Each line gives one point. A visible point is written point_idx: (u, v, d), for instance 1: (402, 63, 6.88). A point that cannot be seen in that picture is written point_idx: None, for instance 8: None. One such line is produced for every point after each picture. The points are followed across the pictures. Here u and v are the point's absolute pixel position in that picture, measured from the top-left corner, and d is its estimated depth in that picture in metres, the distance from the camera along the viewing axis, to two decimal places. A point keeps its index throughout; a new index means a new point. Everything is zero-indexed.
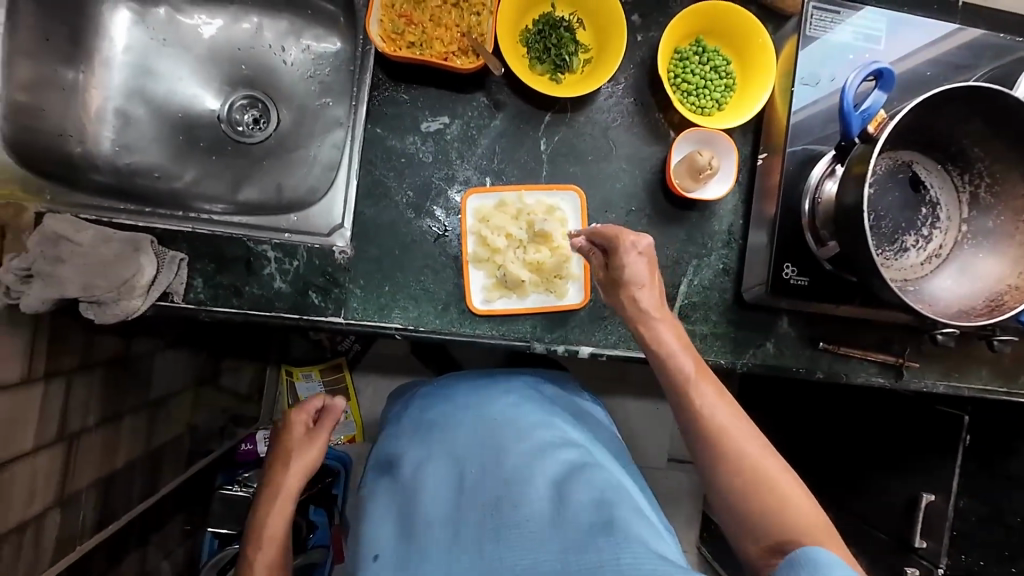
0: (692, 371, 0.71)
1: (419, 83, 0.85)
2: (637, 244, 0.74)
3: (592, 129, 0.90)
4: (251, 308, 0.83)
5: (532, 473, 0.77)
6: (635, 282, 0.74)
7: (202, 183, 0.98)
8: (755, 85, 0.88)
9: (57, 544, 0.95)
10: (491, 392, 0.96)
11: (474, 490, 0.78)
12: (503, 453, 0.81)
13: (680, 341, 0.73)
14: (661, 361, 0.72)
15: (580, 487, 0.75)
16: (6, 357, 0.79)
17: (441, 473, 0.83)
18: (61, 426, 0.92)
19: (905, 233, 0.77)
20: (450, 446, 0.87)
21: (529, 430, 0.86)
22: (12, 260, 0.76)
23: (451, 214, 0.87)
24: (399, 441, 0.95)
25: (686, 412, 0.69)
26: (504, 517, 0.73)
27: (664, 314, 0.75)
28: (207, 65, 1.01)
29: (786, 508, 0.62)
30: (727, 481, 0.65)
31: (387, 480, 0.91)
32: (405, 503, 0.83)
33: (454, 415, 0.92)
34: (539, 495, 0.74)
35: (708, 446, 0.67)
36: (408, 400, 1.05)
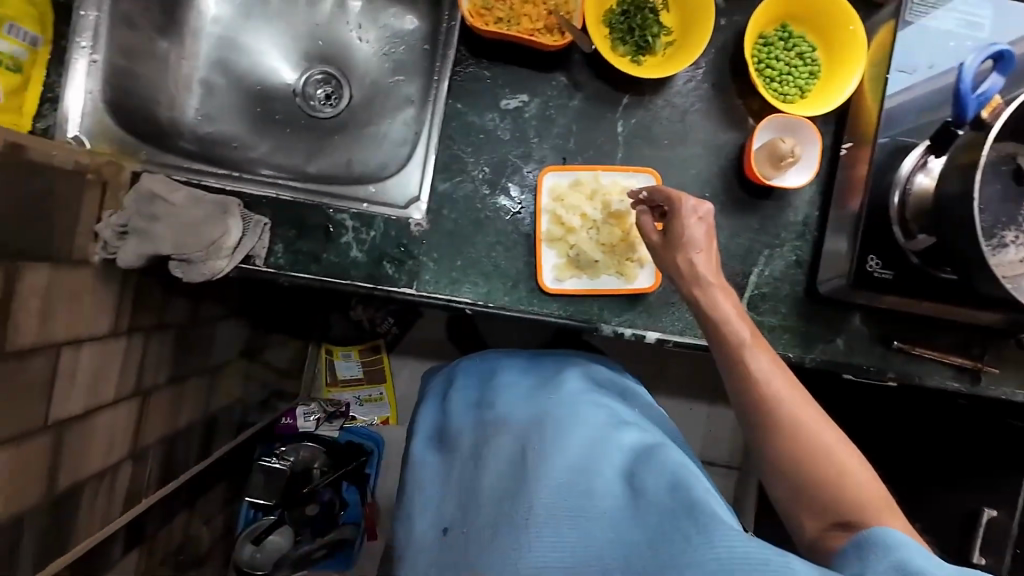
0: (748, 337, 0.71)
1: (501, 60, 0.86)
2: (693, 206, 0.75)
3: (670, 113, 0.89)
4: (328, 275, 0.85)
5: (594, 453, 0.73)
6: (691, 245, 0.75)
7: (278, 154, 1.01)
8: (842, 73, 0.86)
9: (127, 494, 0.98)
10: (536, 369, 0.94)
11: (532, 463, 0.73)
12: (560, 427, 0.78)
13: (738, 311, 0.73)
14: (718, 329, 0.72)
15: (644, 465, 0.71)
16: (99, 309, 0.82)
17: (495, 446, 0.79)
18: (138, 382, 0.95)
19: (1006, 228, 0.73)
20: (501, 421, 0.83)
21: (580, 404, 0.83)
22: (109, 216, 0.79)
23: (526, 192, 0.87)
24: (445, 416, 0.94)
25: (752, 391, 0.68)
26: (569, 491, 0.68)
27: (721, 280, 0.74)
28: (287, 40, 1.04)
29: (849, 480, 0.62)
30: (796, 461, 0.64)
31: (438, 454, 0.89)
32: (462, 476, 0.81)
33: (499, 388, 0.91)
34: (603, 472, 0.71)
35: (776, 422, 0.65)
36: (448, 372, 1.03)
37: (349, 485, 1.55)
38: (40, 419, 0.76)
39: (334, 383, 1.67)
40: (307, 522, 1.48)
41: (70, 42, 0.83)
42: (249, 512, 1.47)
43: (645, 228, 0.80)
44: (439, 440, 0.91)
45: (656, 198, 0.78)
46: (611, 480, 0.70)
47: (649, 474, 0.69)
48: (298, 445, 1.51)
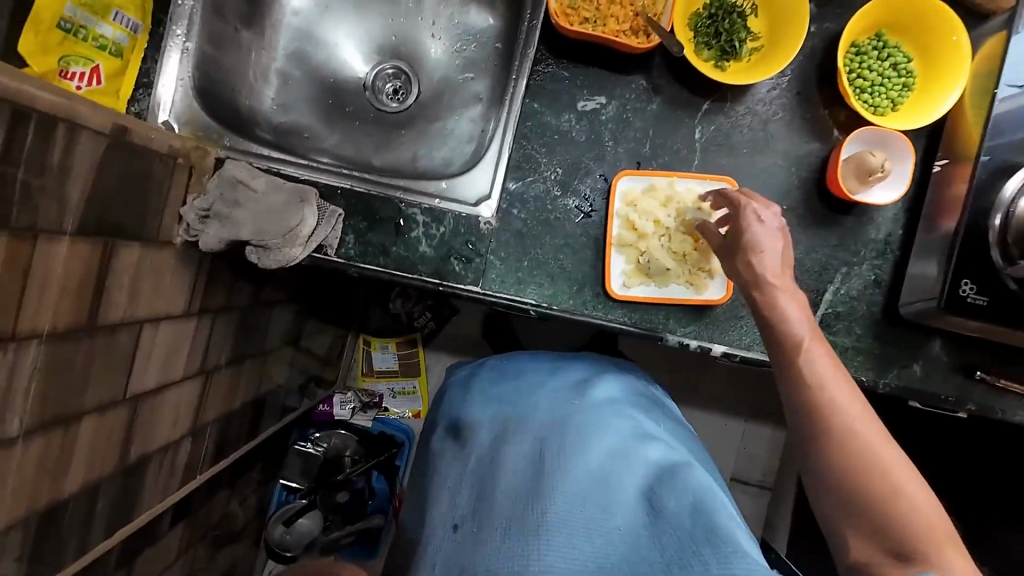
0: (809, 340, 0.65)
1: (582, 61, 0.85)
2: (763, 211, 0.72)
3: (751, 121, 0.87)
4: (396, 268, 0.85)
5: (617, 466, 0.73)
6: (758, 247, 0.71)
7: (347, 146, 1.02)
8: (938, 87, 0.82)
9: (185, 469, 1.01)
10: (567, 373, 0.92)
11: (555, 471, 0.72)
12: (584, 436, 0.77)
13: (801, 311, 0.68)
14: (773, 329, 0.68)
15: (667, 485, 0.70)
16: (176, 289, 0.85)
17: (518, 449, 0.77)
18: (203, 361, 0.97)
19: None
20: (524, 422, 0.82)
21: (609, 415, 0.81)
22: (193, 200, 0.81)
23: (597, 196, 0.86)
24: (467, 408, 0.91)
25: (804, 393, 0.63)
26: (590, 504, 0.68)
27: (784, 279, 0.70)
28: (360, 34, 1.05)
29: (904, 504, 0.55)
30: (844, 475, 0.58)
31: (456, 446, 0.86)
32: (480, 474, 0.78)
33: (528, 389, 0.89)
34: (624, 489, 0.71)
35: (827, 429, 0.60)
36: (475, 366, 1.01)
37: (380, 475, 1.57)
38: (119, 391, 0.78)
39: (370, 373, 1.72)
40: (336, 510, 1.51)
41: (166, 29, 0.85)
42: (282, 495, 1.51)
43: (708, 230, 0.79)
44: (457, 432, 0.89)
45: (724, 200, 0.77)
46: (631, 498, 0.70)
47: (673, 494, 0.68)
48: (332, 432, 1.57)
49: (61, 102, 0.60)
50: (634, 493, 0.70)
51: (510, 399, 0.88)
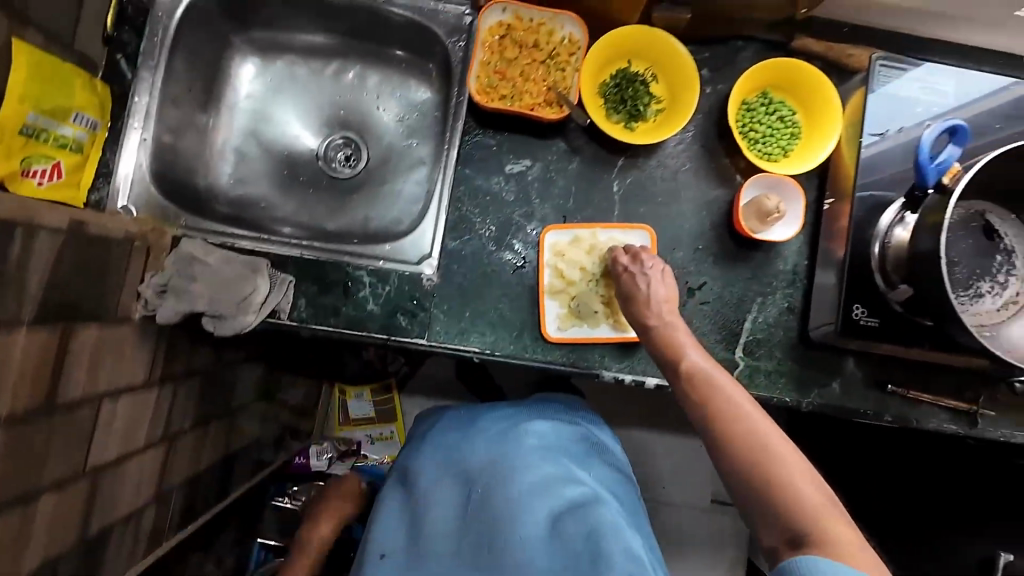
0: (691, 358, 0.79)
1: (506, 129, 0.95)
2: (630, 264, 0.87)
3: (662, 173, 0.96)
4: (346, 327, 0.91)
5: (533, 501, 0.83)
6: (637, 296, 0.85)
7: (301, 213, 1.10)
8: (818, 136, 0.94)
9: (150, 537, 1.02)
10: (511, 420, 0.97)
11: (478, 510, 0.85)
12: (512, 474, 0.87)
13: (690, 341, 0.81)
14: (670, 357, 0.81)
15: (574, 518, 0.81)
16: (136, 361, 0.89)
17: (452, 488, 0.89)
18: (166, 428, 1.01)
19: (981, 280, 0.78)
20: (462, 465, 0.91)
21: (537, 458, 0.89)
22: (151, 277, 0.87)
23: (529, 248, 0.94)
24: (418, 451, 0.99)
25: (703, 408, 0.75)
26: (503, 537, 0.81)
27: (671, 318, 0.83)
28: (309, 109, 1.13)
29: (794, 491, 0.65)
30: (742, 472, 0.69)
31: (402, 486, 0.95)
32: (416, 510, 0.90)
33: (471, 436, 0.95)
34: (535, 521, 0.81)
35: (724, 437, 0.71)
36: (431, 418, 1.06)
37: None
38: (79, 465, 0.81)
39: (347, 421, 1.71)
40: None
41: (125, 124, 0.94)
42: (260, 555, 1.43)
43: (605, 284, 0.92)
44: (407, 473, 0.97)
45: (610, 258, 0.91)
46: (542, 528, 0.81)
47: (574, 525, 0.80)
48: (311, 485, 1.54)
49: (20, 207, 0.67)
50: (545, 525, 0.81)
51: (454, 447, 0.95)
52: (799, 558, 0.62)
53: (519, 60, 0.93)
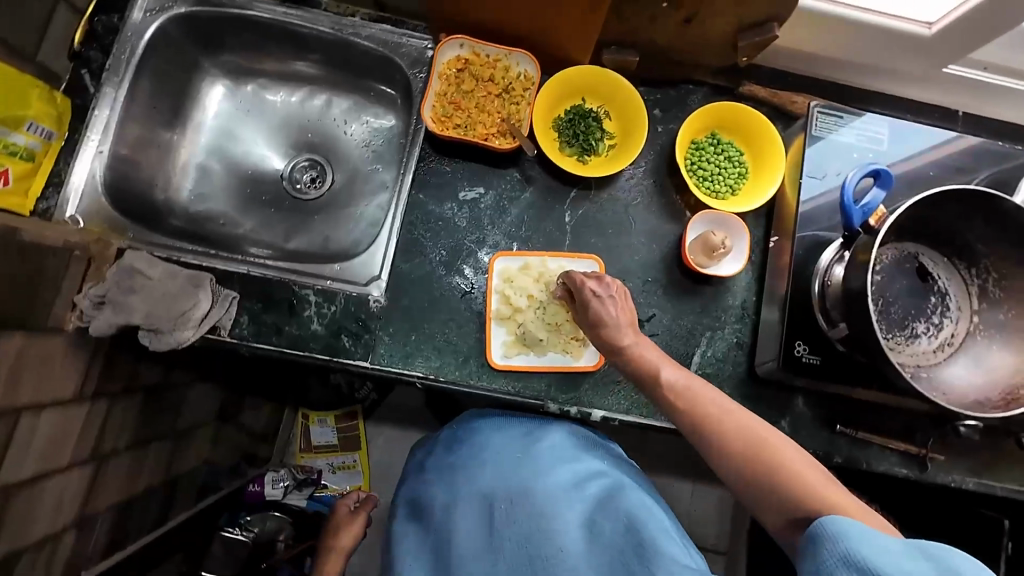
0: (665, 370, 0.75)
1: (461, 157, 0.97)
2: (597, 287, 0.80)
3: (614, 205, 0.98)
4: (287, 346, 0.90)
5: (561, 507, 0.79)
6: (605, 319, 0.79)
7: (260, 231, 1.10)
8: (764, 176, 0.97)
9: (67, 565, 0.95)
10: (513, 431, 0.90)
11: (508, 528, 0.78)
12: (532, 488, 0.81)
13: (660, 356, 0.77)
14: (647, 376, 0.76)
15: (606, 515, 0.79)
16: (66, 374, 0.86)
17: (470, 513, 0.81)
18: (96, 446, 0.96)
19: (916, 320, 0.79)
20: (474, 487, 0.84)
21: (553, 464, 0.84)
22: (89, 288, 0.86)
23: (479, 274, 0.94)
24: (423, 480, 0.91)
25: (691, 416, 0.71)
26: (541, 552, 0.75)
27: (635, 334, 0.79)
28: (278, 132, 1.16)
29: (803, 481, 0.62)
30: (743, 472, 0.65)
31: (416, 520, 0.87)
32: (438, 544, 0.82)
33: (476, 455, 0.87)
34: (569, 527, 0.77)
35: (717, 442, 0.68)
36: (428, 443, 0.99)
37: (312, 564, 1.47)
38: None
39: (308, 449, 1.68)
40: None
41: (81, 136, 0.95)
42: None
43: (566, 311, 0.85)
44: (417, 505, 0.89)
45: (571, 285, 0.83)
46: (577, 532, 0.77)
47: (608, 521, 0.78)
48: (265, 515, 1.47)
49: None
50: (579, 529, 0.78)
51: (460, 470, 0.87)
52: (822, 520, 0.56)
53: (476, 93, 0.97)
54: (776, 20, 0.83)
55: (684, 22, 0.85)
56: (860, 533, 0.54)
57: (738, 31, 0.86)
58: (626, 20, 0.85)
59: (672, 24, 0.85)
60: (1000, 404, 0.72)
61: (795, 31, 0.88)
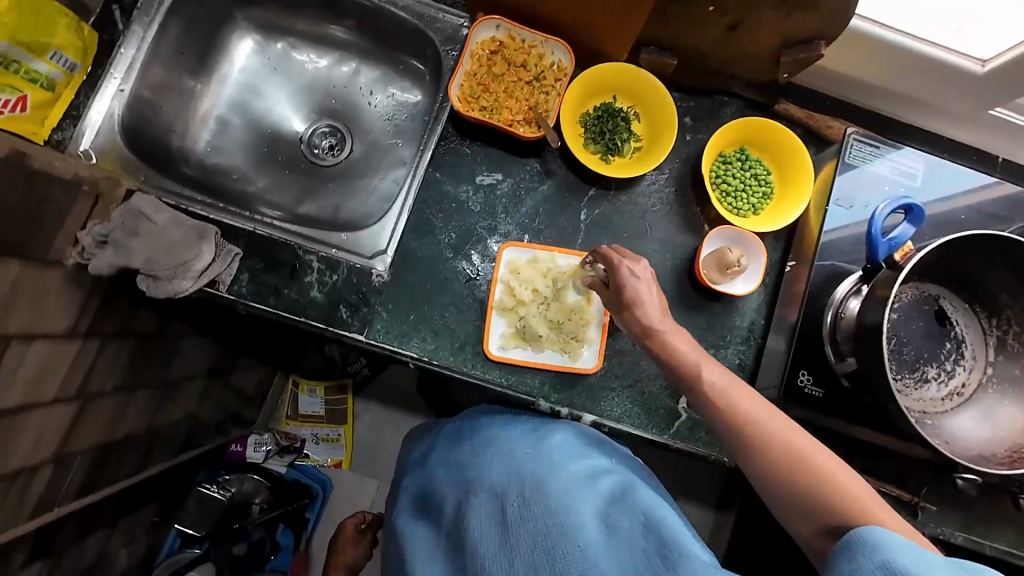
0: (707, 370, 0.70)
1: (482, 140, 0.95)
2: (623, 266, 0.78)
3: (632, 209, 0.96)
4: (284, 309, 0.89)
5: (574, 498, 0.69)
6: (642, 303, 0.75)
7: (271, 191, 1.08)
8: (790, 199, 0.94)
9: (41, 500, 0.94)
10: (519, 429, 0.82)
11: (522, 526, 0.67)
12: (541, 478, 0.72)
13: (699, 354, 0.72)
14: (683, 373, 0.72)
15: (623, 510, 0.70)
16: (60, 309, 0.85)
17: (477, 506, 0.71)
18: (82, 385, 0.95)
19: (927, 364, 0.77)
20: (481, 478, 0.74)
21: (564, 460, 0.75)
22: (93, 226, 0.85)
23: (486, 262, 0.92)
24: (428, 476, 0.82)
25: (727, 420, 0.67)
26: (555, 550, 0.65)
27: (675, 327, 0.75)
28: (303, 94, 1.14)
29: (839, 483, 0.59)
30: (777, 479, 0.62)
31: (423, 518, 0.78)
32: (451, 544, 0.72)
33: (484, 450, 0.79)
34: (588, 524, 0.66)
35: (752, 448, 0.64)
36: (430, 439, 0.92)
37: (285, 527, 1.47)
38: None
39: (294, 416, 1.67)
40: (230, 562, 1.37)
41: (104, 73, 0.94)
42: (174, 543, 1.38)
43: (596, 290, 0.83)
44: (424, 504, 0.80)
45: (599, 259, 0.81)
46: (592, 525, 0.67)
47: (626, 516, 0.68)
48: (243, 476, 1.46)
49: None
50: (594, 522, 0.67)
51: (466, 464, 0.78)
52: (858, 530, 0.53)
53: (506, 77, 0.95)
54: (823, 39, 0.80)
55: (729, 31, 0.82)
56: (903, 545, 0.50)
57: (782, 47, 0.83)
58: (668, 21, 0.83)
59: (716, 30, 0.82)
60: (1005, 461, 0.69)
61: (841, 52, 0.85)
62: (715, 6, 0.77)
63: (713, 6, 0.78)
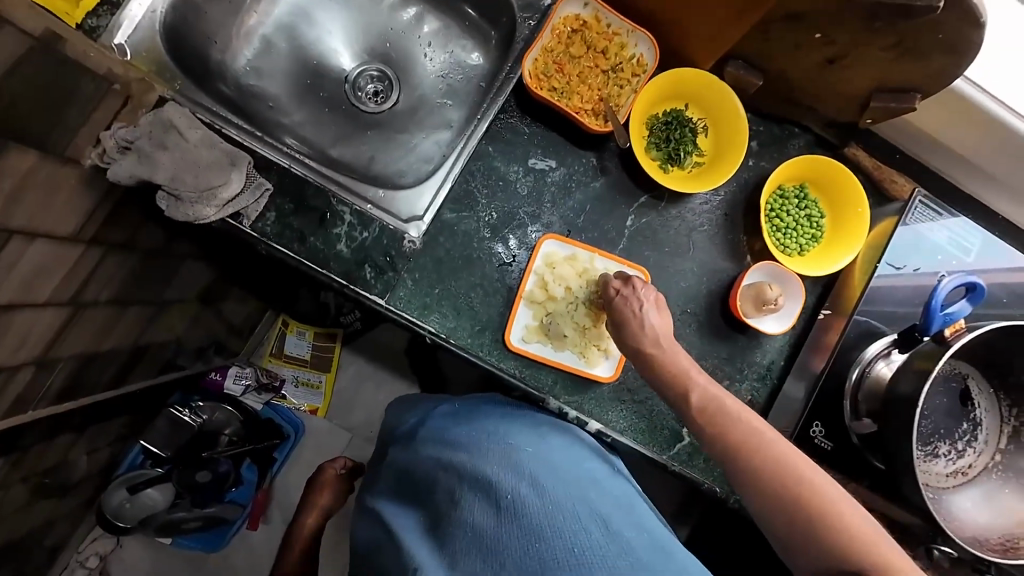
0: (697, 376, 0.72)
1: (543, 122, 0.90)
2: (621, 287, 0.80)
3: (679, 225, 0.93)
4: (307, 258, 0.84)
5: (573, 500, 0.67)
6: (627, 322, 0.78)
7: (306, 127, 1.02)
8: (838, 247, 0.92)
9: (15, 399, 0.90)
10: (518, 423, 0.80)
11: (518, 523, 0.63)
12: (540, 476, 0.69)
13: (692, 364, 0.74)
14: (675, 379, 0.73)
15: (625, 521, 0.67)
16: (69, 210, 0.79)
17: (470, 496, 0.67)
18: (78, 291, 0.90)
19: (940, 440, 0.77)
20: (474, 466, 0.70)
21: (564, 465, 0.73)
22: (118, 128, 0.78)
23: (522, 249, 0.89)
24: (417, 456, 0.78)
25: (725, 439, 0.68)
26: (553, 555, 0.61)
27: (670, 341, 0.75)
28: (356, 30, 1.07)
29: (840, 516, 0.60)
30: (782, 507, 0.62)
31: (411, 500, 0.75)
32: (441, 531, 0.66)
33: (481, 439, 0.75)
34: (588, 528, 0.64)
35: (759, 470, 0.64)
36: (426, 415, 0.89)
37: (251, 463, 1.47)
38: None
39: (277, 355, 1.55)
40: (191, 488, 1.37)
41: None
42: (136, 459, 1.35)
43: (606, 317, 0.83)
44: (412, 485, 0.76)
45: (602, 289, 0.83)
46: (592, 527, 0.64)
47: (628, 526, 0.66)
48: (216, 406, 1.39)
49: None
50: (595, 526, 0.64)
51: (461, 450, 0.74)
52: None
53: (583, 61, 0.90)
54: (920, 91, 0.77)
55: (825, 63, 0.78)
56: None
57: (874, 90, 0.80)
58: (767, 40, 0.78)
59: (811, 60, 0.78)
60: (998, 549, 0.71)
61: (933, 109, 0.81)
62: (821, 33, 0.73)
63: (820, 33, 0.73)
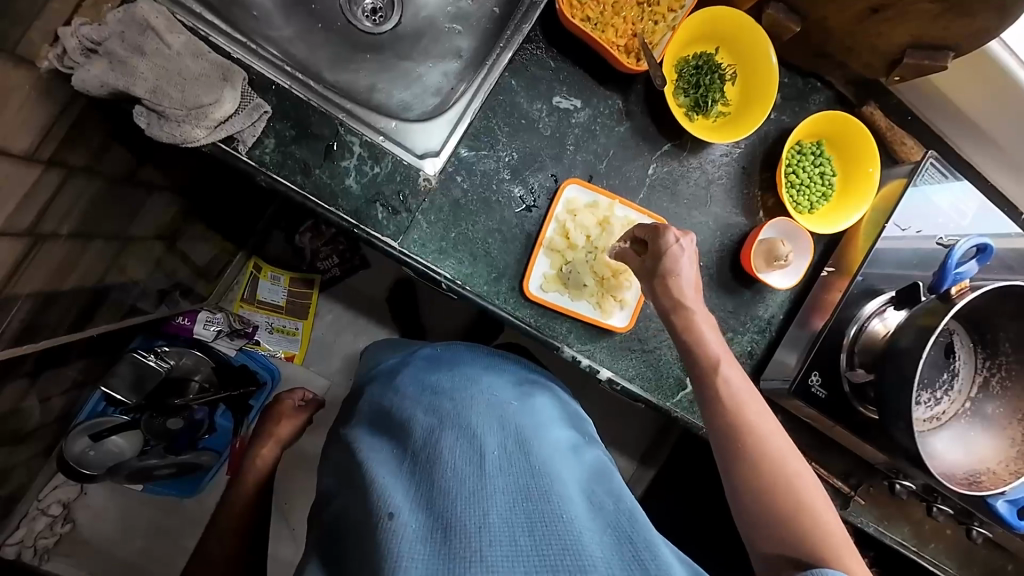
0: (725, 367, 0.70)
1: (571, 59, 0.85)
2: (681, 238, 0.72)
3: (698, 177, 0.91)
4: (313, 192, 0.77)
5: (559, 465, 0.66)
6: (676, 276, 0.72)
7: (296, 42, 0.88)
8: (846, 206, 0.95)
9: None
10: (502, 380, 0.79)
11: (504, 477, 0.61)
12: (527, 436, 0.68)
13: (721, 348, 0.71)
14: (702, 359, 0.71)
15: (604, 492, 0.66)
16: (22, 121, 0.67)
17: (452, 442, 0.65)
18: (35, 223, 0.77)
19: (923, 389, 0.85)
20: (461, 414, 0.69)
21: (546, 428, 0.72)
22: (80, 25, 0.67)
23: (542, 193, 0.85)
24: (394, 395, 0.75)
25: (724, 412, 0.67)
26: (536, 514, 0.57)
27: (706, 317, 0.73)
28: None
29: (800, 494, 0.62)
30: (756, 494, 0.63)
31: (384, 434, 0.71)
32: (416, 472, 0.63)
33: (467, 389, 0.74)
34: (571, 493, 0.61)
35: (742, 452, 0.65)
36: (406, 354, 0.87)
37: (226, 411, 1.30)
38: None
39: (250, 300, 1.41)
40: (163, 436, 1.23)
41: None
42: (98, 406, 1.20)
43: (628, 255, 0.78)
44: (387, 421, 0.72)
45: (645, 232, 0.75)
46: (575, 495, 0.62)
47: (609, 500, 0.64)
48: (183, 351, 1.24)
49: None
50: (577, 493, 0.63)
51: (445, 397, 0.72)
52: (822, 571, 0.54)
53: None
54: (953, 50, 0.77)
55: (869, 12, 0.77)
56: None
57: (909, 46, 0.79)
58: None
59: (855, 9, 0.77)
60: (963, 482, 0.80)
61: (963, 68, 0.82)
62: None
63: None
